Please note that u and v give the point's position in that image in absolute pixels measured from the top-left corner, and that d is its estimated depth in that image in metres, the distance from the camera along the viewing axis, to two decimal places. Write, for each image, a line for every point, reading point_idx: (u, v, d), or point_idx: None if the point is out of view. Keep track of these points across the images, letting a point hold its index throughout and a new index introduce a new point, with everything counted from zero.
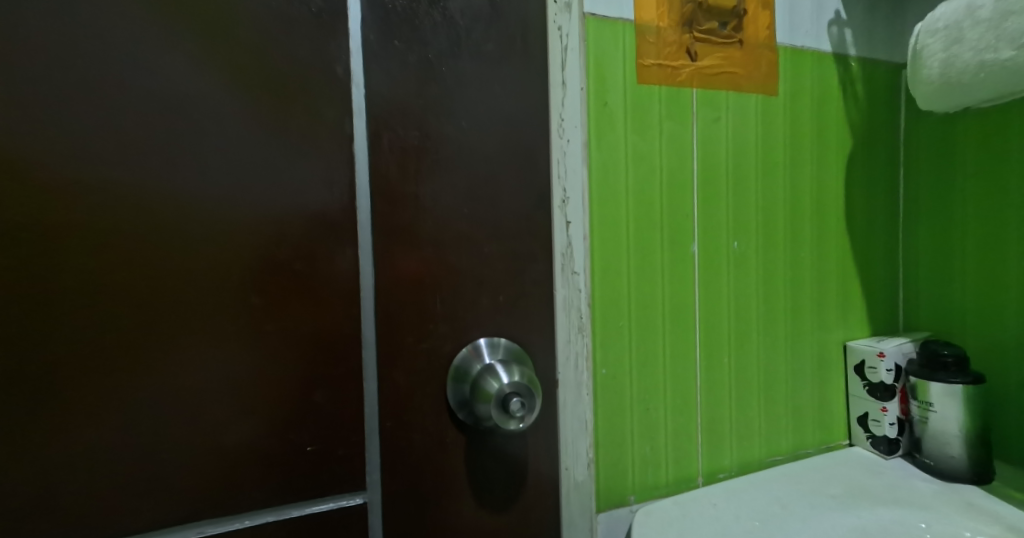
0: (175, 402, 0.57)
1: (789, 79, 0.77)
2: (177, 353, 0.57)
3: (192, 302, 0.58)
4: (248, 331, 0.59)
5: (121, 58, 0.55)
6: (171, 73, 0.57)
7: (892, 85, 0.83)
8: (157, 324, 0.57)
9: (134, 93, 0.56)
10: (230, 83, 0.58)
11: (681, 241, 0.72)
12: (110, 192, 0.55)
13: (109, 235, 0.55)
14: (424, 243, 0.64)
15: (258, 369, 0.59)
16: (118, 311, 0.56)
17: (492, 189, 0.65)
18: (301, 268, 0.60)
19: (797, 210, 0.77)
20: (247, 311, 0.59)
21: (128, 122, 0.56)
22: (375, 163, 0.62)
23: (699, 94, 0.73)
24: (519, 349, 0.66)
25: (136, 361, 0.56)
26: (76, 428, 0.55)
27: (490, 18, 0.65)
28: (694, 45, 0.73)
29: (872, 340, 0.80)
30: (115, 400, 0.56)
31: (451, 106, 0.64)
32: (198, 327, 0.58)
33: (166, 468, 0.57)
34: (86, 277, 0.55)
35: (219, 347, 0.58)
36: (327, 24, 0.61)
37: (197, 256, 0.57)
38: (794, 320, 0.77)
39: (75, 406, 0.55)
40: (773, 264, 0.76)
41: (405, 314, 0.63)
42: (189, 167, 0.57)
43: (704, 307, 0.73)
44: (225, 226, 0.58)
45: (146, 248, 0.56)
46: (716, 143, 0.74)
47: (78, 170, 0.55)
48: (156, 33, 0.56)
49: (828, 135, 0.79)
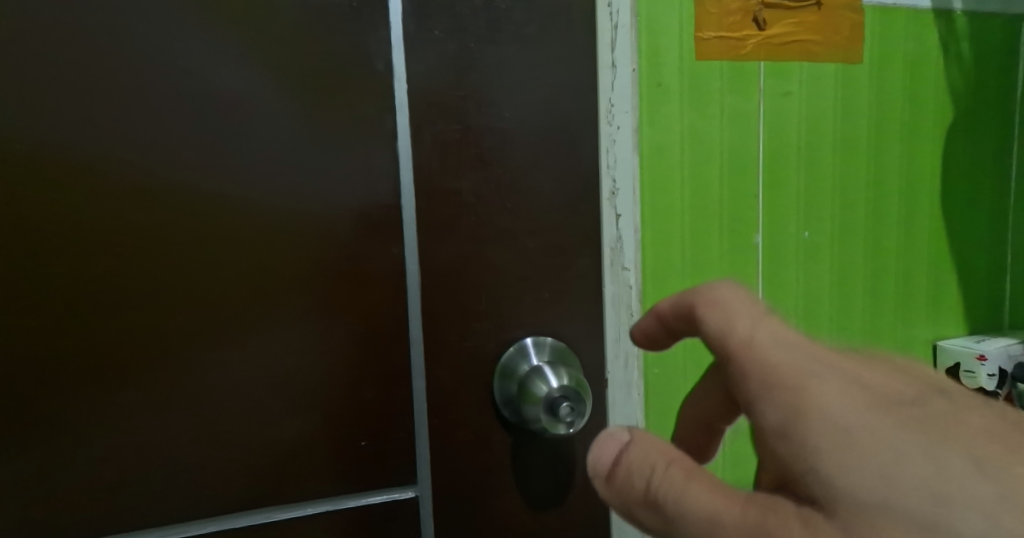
0: (182, 409, 0.56)
1: (875, 41, 0.69)
2: (178, 359, 0.56)
3: (191, 307, 0.56)
4: (259, 335, 0.58)
5: (151, 59, 0.54)
6: (204, 68, 0.55)
7: (1006, 41, 0.73)
8: (156, 331, 0.56)
9: (172, 95, 0.55)
10: (265, 79, 0.56)
11: (742, 230, 0.68)
12: (99, 189, 0.54)
13: (126, 231, 0.55)
14: (467, 238, 0.61)
15: (281, 372, 0.58)
16: (139, 306, 0.55)
17: (537, 182, 0.62)
18: (315, 272, 0.59)
19: (881, 197, 0.71)
20: (251, 315, 0.57)
21: (161, 126, 0.55)
22: (416, 158, 0.60)
23: (767, 66, 0.67)
24: (565, 347, 0.63)
25: (139, 368, 0.55)
26: (131, 425, 0.55)
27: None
28: (762, 12, 0.66)
29: (967, 339, 0.73)
30: (117, 408, 0.55)
31: (494, 97, 0.61)
32: (199, 333, 0.56)
33: (229, 456, 0.58)
34: (78, 283, 0.54)
35: (254, 334, 0.58)
36: (362, 14, 0.58)
37: (216, 240, 0.56)
38: (873, 315, 0.71)
39: (113, 405, 0.55)
40: (851, 255, 0.70)
41: (450, 314, 0.62)
42: (234, 167, 0.56)
43: (769, 296, 0.69)
44: (225, 225, 0.57)
45: (138, 251, 0.55)
46: (787, 121, 0.68)
47: (71, 167, 0.53)
48: (186, 30, 0.55)
49: (923, 104, 0.71)
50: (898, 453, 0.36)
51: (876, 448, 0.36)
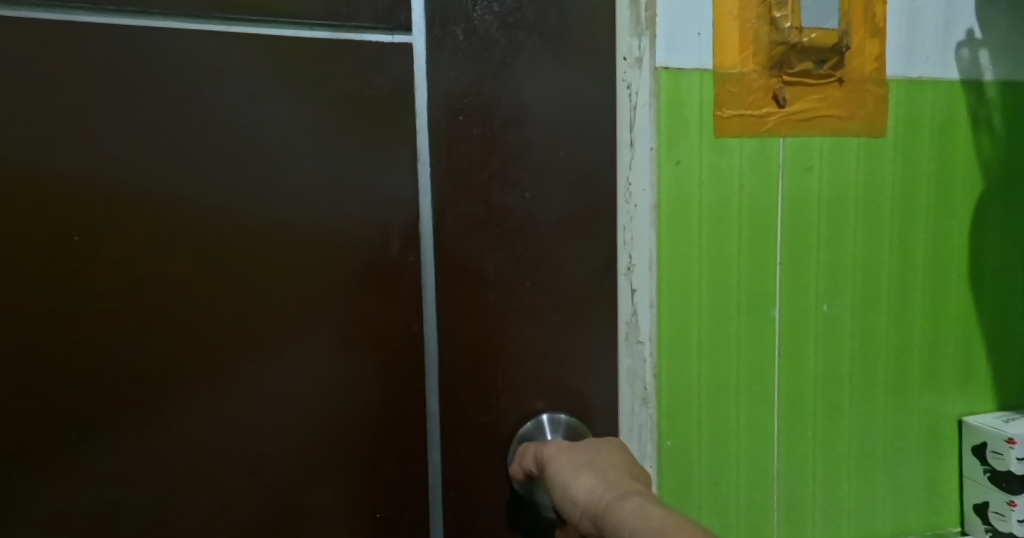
0: (172, 469, 0.57)
1: (902, 111, 0.69)
2: (148, 411, 0.56)
3: (162, 361, 0.56)
4: (259, 405, 0.59)
5: (181, 147, 0.56)
6: (232, 152, 0.57)
7: None
8: (125, 378, 0.56)
9: (198, 180, 0.56)
10: (292, 165, 0.58)
11: (760, 303, 0.68)
12: (89, 247, 0.54)
13: (128, 261, 0.55)
14: (488, 316, 0.63)
15: (291, 434, 0.60)
16: (140, 334, 0.56)
17: (557, 260, 0.63)
18: (312, 322, 0.60)
19: (908, 270, 0.70)
20: (224, 378, 0.58)
21: (191, 211, 0.56)
22: (438, 238, 0.62)
23: (789, 142, 0.67)
24: (581, 424, 0.64)
25: (106, 420, 0.55)
26: (151, 477, 0.57)
27: (560, 77, 0.62)
28: (783, 90, 0.67)
29: (996, 416, 0.72)
30: (91, 455, 0.55)
31: (517, 177, 0.62)
32: (185, 370, 0.57)
33: (251, 519, 0.59)
34: (60, 314, 0.54)
35: (257, 367, 0.59)
36: (389, 99, 0.59)
37: (211, 265, 0.57)
38: (897, 385, 0.71)
39: (130, 447, 0.56)
40: (874, 325, 0.70)
41: (468, 391, 0.63)
42: (252, 224, 0.58)
43: (787, 369, 0.69)
44: (210, 258, 0.57)
45: (110, 299, 0.55)
46: (807, 195, 0.68)
47: (68, 225, 0.54)
48: (218, 119, 0.56)
49: (953, 173, 0.70)
50: (610, 458, 0.59)
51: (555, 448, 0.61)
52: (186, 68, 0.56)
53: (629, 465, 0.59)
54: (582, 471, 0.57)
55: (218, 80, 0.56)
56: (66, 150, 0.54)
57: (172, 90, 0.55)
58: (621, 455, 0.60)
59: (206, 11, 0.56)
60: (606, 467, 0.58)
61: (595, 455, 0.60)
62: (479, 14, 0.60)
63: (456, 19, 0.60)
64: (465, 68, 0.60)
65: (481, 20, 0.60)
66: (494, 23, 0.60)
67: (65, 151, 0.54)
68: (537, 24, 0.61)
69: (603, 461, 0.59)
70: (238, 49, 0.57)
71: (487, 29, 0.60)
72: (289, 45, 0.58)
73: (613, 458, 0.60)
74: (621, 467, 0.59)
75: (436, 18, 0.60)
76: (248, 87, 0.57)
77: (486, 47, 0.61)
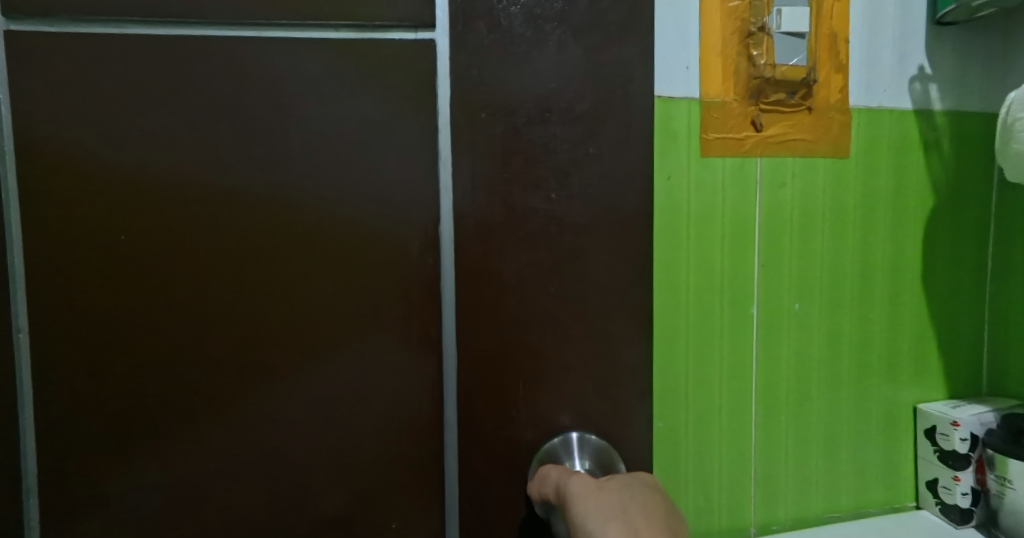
0: (212, 454, 0.60)
1: (863, 130, 0.78)
2: (191, 400, 0.60)
3: (202, 356, 0.60)
4: (293, 395, 0.62)
5: (221, 142, 0.59)
6: (271, 149, 0.60)
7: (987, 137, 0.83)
8: (170, 369, 0.59)
9: (234, 178, 0.59)
10: (325, 159, 0.61)
11: (741, 300, 0.75)
12: (139, 244, 0.58)
13: (172, 261, 0.59)
14: (504, 311, 0.66)
15: (322, 421, 0.62)
16: (182, 329, 0.59)
17: (576, 256, 0.67)
18: (344, 319, 0.62)
19: (867, 271, 0.79)
20: (263, 371, 0.61)
21: (230, 207, 0.59)
22: (456, 241, 0.64)
23: (765, 162, 0.75)
24: (606, 444, 0.68)
25: (153, 407, 0.59)
26: (192, 461, 0.60)
27: (578, 71, 0.66)
28: (760, 116, 0.75)
29: (946, 404, 0.81)
30: (140, 438, 0.59)
31: (538, 177, 0.66)
32: (225, 364, 0.60)
33: (280, 496, 0.62)
34: (112, 308, 0.58)
35: (293, 361, 0.61)
36: (418, 97, 0.63)
37: (249, 264, 0.60)
38: (857, 379, 0.79)
39: (174, 432, 0.60)
40: (839, 322, 0.78)
41: (487, 382, 0.66)
42: (292, 222, 0.61)
43: (764, 361, 0.76)
44: (249, 258, 0.60)
45: (157, 295, 0.59)
46: (780, 207, 0.76)
47: (120, 223, 0.58)
48: (256, 115, 0.59)
49: (907, 188, 0.81)
50: (640, 503, 0.57)
51: (578, 482, 0.61)
52: (225, 69, 0.59)
53: (661, 514, 0.56)
54: (610, 521, 0.55)
55: (255, 81, 0.59)
56: (116, 141, 0.57)
57: (213, 87, 0.58)
58: (652, 499, 0.58)
59: (249, 17, 0.59)
60: (636, 516, 0.56)
61: (625, 501, 0.58)
62: (506, 7, 0.64)
63: (482, 13, 0.63)
64: (494, 70, 0.64)
65: (507, 13, 0.64)
66: (520, 15, 0.64)
67: (115, 141, 0.57)
68: (565, 14, 0.65)
69: (634, 509, 0.56)
70: (281, 51, 0.60)
71: (512, 24, 0.64)
72: (325, 47, 0.60)
73: (643, 504, 0.57)
74: (653, 515, 0.56)
75: (461, 12, 0.63)
76: (284, 83, 0.60)
77: (512, 41, 0.64)
